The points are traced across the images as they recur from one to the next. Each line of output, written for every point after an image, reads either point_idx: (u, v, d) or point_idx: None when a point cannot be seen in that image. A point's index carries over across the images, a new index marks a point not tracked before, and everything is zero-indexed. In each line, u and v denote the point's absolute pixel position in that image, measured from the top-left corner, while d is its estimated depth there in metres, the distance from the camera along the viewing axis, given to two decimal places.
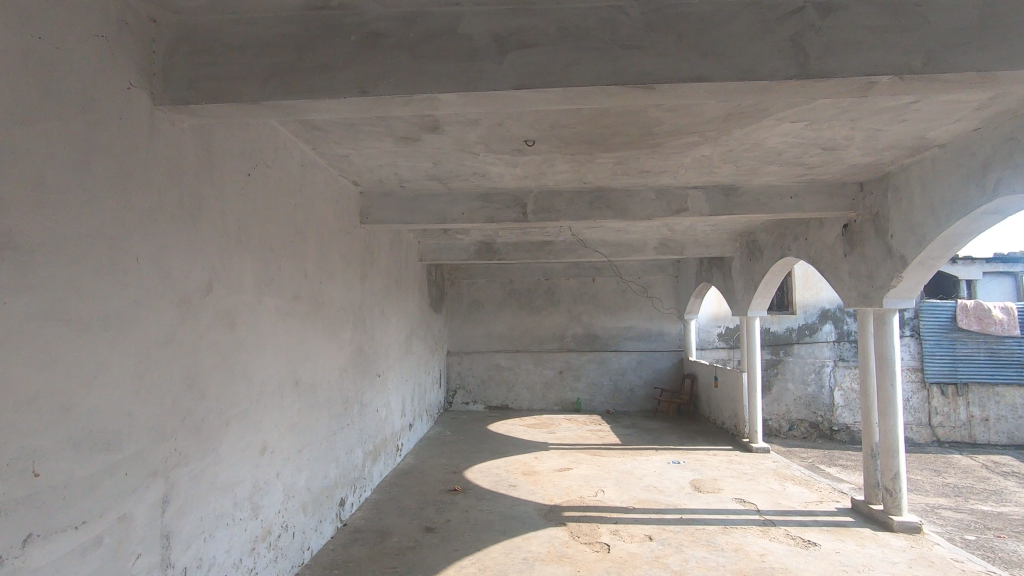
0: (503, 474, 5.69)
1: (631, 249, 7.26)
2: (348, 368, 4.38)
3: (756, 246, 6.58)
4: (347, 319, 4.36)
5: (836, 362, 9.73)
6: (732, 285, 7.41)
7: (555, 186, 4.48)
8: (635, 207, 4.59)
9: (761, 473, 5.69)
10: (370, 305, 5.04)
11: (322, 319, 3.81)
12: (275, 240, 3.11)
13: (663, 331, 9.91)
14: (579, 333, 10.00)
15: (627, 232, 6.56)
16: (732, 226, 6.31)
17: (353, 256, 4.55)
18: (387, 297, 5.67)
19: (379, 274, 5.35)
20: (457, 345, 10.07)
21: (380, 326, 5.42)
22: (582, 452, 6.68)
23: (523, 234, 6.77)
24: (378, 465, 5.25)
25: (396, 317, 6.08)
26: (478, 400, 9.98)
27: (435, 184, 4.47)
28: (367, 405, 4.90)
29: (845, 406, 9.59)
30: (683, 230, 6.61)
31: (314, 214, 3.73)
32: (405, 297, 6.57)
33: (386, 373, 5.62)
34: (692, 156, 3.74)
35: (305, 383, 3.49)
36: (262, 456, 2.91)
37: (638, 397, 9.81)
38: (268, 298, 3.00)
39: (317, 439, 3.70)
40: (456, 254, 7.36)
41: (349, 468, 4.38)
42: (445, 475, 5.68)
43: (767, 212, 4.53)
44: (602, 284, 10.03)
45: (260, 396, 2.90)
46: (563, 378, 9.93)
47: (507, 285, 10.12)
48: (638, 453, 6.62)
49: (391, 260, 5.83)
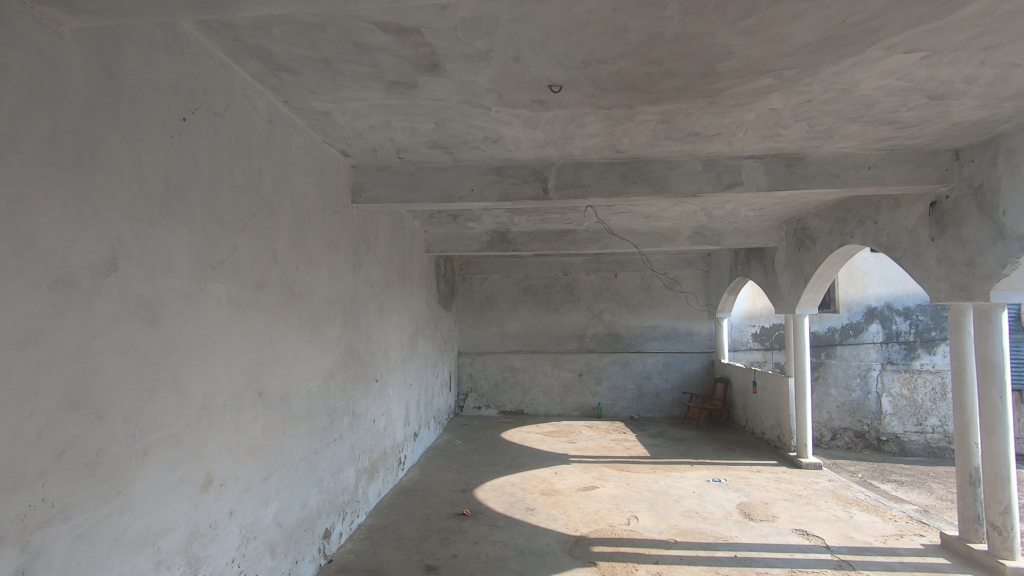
0: (518, 494, 4.97)
1: (662, 239, 6.49)
2: (336, 373, 3.70)
3: (807, 234, 5.78)
4: (334, 314, 3.69)
5: (884, 365, 8.89)
6: (774, 280, 6.61)
7: (582, 156, 3.75)
8: (678, 181, 3.83)
9: (820, 497, 4.89)
10: (365, 299, 4.36)
11: (299, 314, 3.13)
12: (229, 212, 2.42)
13: (691, 331, 9.11)
14: (600, 332, 9.24)
15: (658, 217, 5.80)
16: (781, 210, 5.52)
17: (342, 241, 3.86)
18: (387, 290, 4.99)
19: (377, 263, 4.68)
20: (469, 345, 9.37)
21: (379, 324, 4.74)
22: (607, 467, 5.93)
23: (541, 221, 6.05)
24: (375, 483, 4.57)
25: (398, 314, 5.39)
26: (491, 404, 9.27)
27: (439, 154, 3.77)
28: (361, 415, 4.23)
29: (894, 414, 8.73)
30: (722, 215, 5.84)
31: (289, 183, 3.04)
32: (408, 292, 5.87)
33: (386, 377, 4.95)
34: (758, 111, 2.99)
35: (274, 393, 2.81)
36: (207, 491, 2.23)
37: (665, 402, 9.02)
38: (218, 285, 2.32)
39: (293, 461, 3.02)
40: (467, 245, 6.67)
41: (336, 491, 3.70)
42: (452, 494, 4.97)
43: (839, 186, 3.74)
44: (624, 279, 9.26)
45: (203, 412, 2.22)
46: (583, 381, 9.19)
47: (522, 281, 9.40)
48: (671, 468, 5.86)
49: (391, 249, 5.14)
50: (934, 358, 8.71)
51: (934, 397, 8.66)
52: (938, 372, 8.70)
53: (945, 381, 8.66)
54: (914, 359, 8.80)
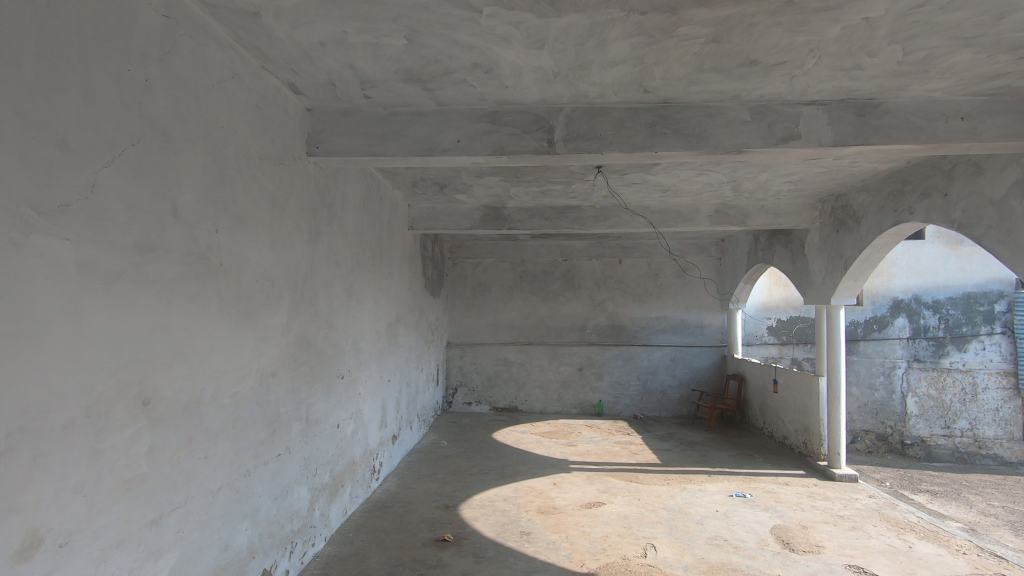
0: (511, 513, 4.21)
1: (679, 217, 5.70)
2: (280, 371, 2.90)
3: (847, 213, 5.02)
4: (278, 296, 2.87)
5: (910, 363, 8.18)
6: (804, 266, 5.85)
7: (599, 96, 2.94)
8: (719, 133, 3.03)
9: (866, 520, 4.17)
10: (327, 280, 3.55)
11: (219, 292, 2.32)
12: (80, 134, 1.62)
13: (702, 323, 8.36)
14: (602, 324, 8.48)
15: (677, 190, 5.03)
16: (821, 183, 4.74)
17: (293, 202, 3.05)
18: (358, 269, 4.19)
19: (344, 235, 3.86)
20: (459, 335, 8.59)
21: (347, 309, 3.94)
22: (613, 477, 5.18)
23: (541, 193, 5.24)
24: (338, 501, 3.79)
25: (373, 299, 4.58)
26: (483, 400, 8.50)
27: (417, 93, 2.95)
28: (319, 421, 3.43)
29: (920, 416, 8.02)
30: (751, 189, 5.05)
31: (205, 111, 2.22)
32: (387, 273, 5.07)
33: (356, 373, 4.15)
34: (847, 23, 2.19)
35: (174, 402, 2.02)
36: (27, 560, 1.44)
37: (672, 400, 8.28)
38: (50, 242, 1.51)
39: (208, 492, 2.23)
40: (456, 222, 5.84)
41: (280, 520, 2.92)
42: (434, 512, 4.19)
43: (923, 142, 2.96)
44: (630, 266, 8.49)
45: (19, 439, 1.42)
46: (583, 377, 8.43)
47: (518, 267, 8.62)
48: (685, 480, 5.12)
49: (364, 222, 4.33)
50: (964, 355, 8.03)
51: (964, 399, 7.96)
52: (968, 371, 8.01)
53: (976, 381, 7.97)
54: (943, 357, 8.10)
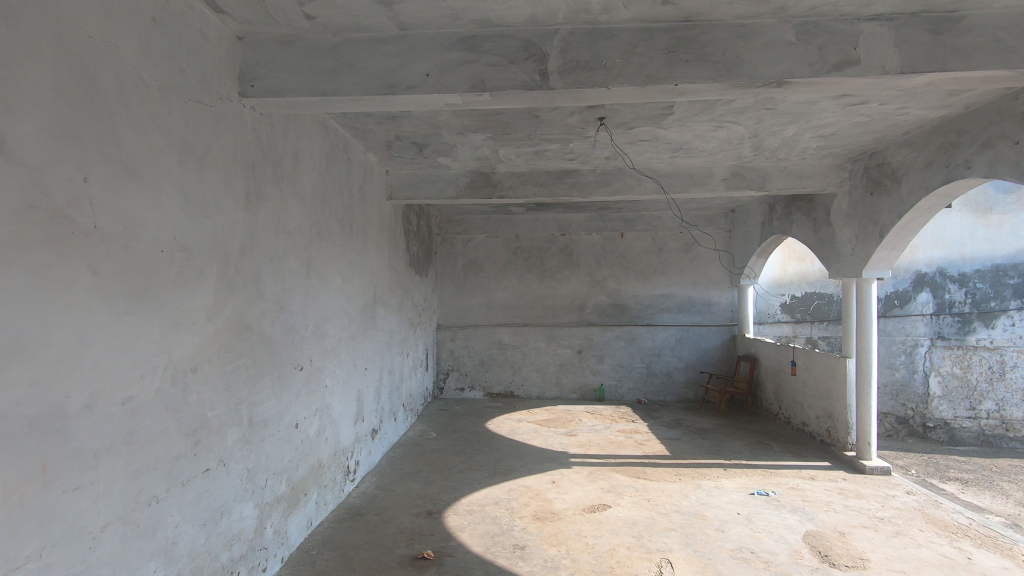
0: (503, 520, 3.67)
1: (691, 181, 5.06)
2: (207, 365, 2.30)
3: (884, 173, 4.42)
4: (198, 271, 2.26)
5: (933, 341, 7.67)
6: (828, 236, 5.24)
7: (605, 9, 2.29)
8: (756, 59, 2.40)
9: (910, 523, 3.64)
10: (274, 254, 2.93)
11: (91, 264, 1.70)
12: None
13: (709, 301, 7.80)
14: (603, 303, 7.91)
15: (690, 147, 4.39)
16: (857, 137, 4.11)
17: (218, 152, 2.41)
18: (320, 242, 3.57)
19: (298, 201, 3.23)
20: (450, 317, 8.02)
21: (305, 289, 3.32)
22: (618, 473, 4.65)
23: (534, 154, 4.60)
24: (298, 513, 3.24)
25: (341, 276, 3.97)
26: (476, 385, 7.96)
27: (372, 9, 2.31)
28: (269, 423, 2.85)
29: (943, 397, 7.49)
30: (774, 147, 4.42)
31: (56, 10, 1.59)
32: (360, 248, 4.45)
33: (320, 363, 3.56)
34: None
35: (7, 418, 1.43)
36: None
37: (678, 383, 7.75)
38: None
39: (80, 535, 1.65)
40: (440, 190, 5.19)
41: (213, 551, 2.34)
42: (414, 520, 3.65)
43: (1015, 65, 2.33)
44: (632, 240, 7.88)
45: None
46: (583, 359, 7.87)
47: (512, 243, 8.02)
48: (698, 475, 4.59)
49: (327, 186, 3.70)
50: (992, 332, 7.43)
51: (991, 378, 7.36)
52: (996, 349, 7.41)
53: (1004, 359, 7.35)
54: (969, 334, 7.53)
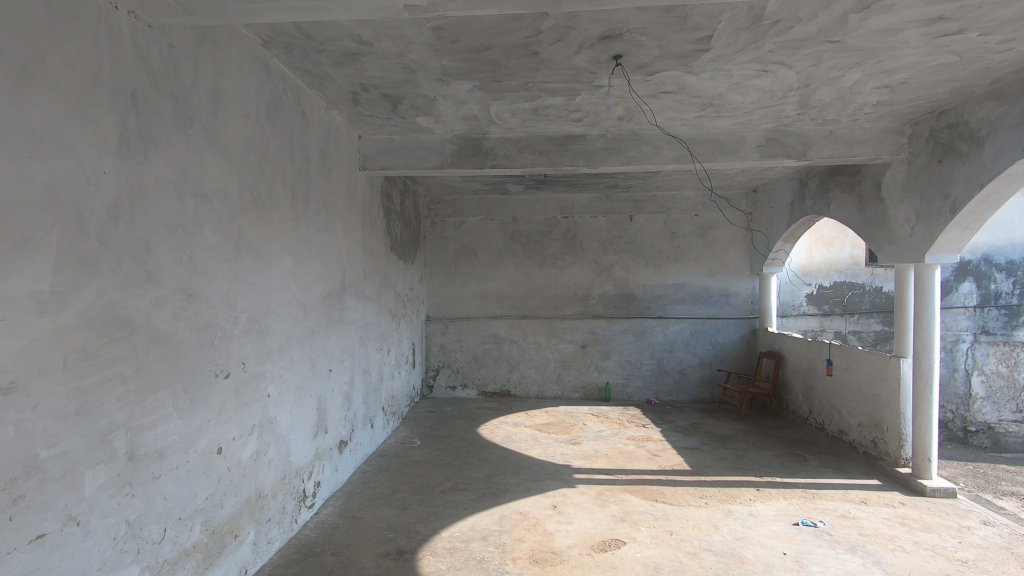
0: (492, 563, 2.92)
1: (718, 148, 4.27)
2: (37, 382, 1.54)
3: (957, 135, 3.64)
4: (15, 240, 1.48)
5: (976, 336, 6.91)
6: (879, 215, 4.45)
7: None
8: None
9: (1002, 570, 2.90)
10: (177, 223, 2.15)
11: None
12: None
13: (727, 291, 7.03)
14: (610, 293, 7.14)
15: (722, 102, 3.61)
16: (929, 88, 3.33)
17: (61, 66, 1.62)
18: (258, 213, 2.79)
19: (220, 157, 2.45)
20: (441, 308, 7.26)
21: (232, 273, 2.54)
22: (632, 494, 3.91)
23: (532, 112, 3.81)
24: (224, 563, 2.49)
25: (292, 258, 3.20)
26: (469, 384, 7.22)
27: None
28: (167, 453, 2.09)
29: (986, 398, 6.73)
30: (824, 103, 3.64)
31: None
32: (321, 225, 3.67)
33: (258, 368, 2.80)
34: None
35: None
36: None
37: (692, 382, 7.00)
38: None
39: None
40: (421, 159, 4.38)
41: None
42: (379, 564, 2.90)
43: None
44: (642, 224, 7.10)
45: None
46: (587, 355, 7.12)
47: (508, 226, 7.23)
48: (726, 498, 3.84)
49: (269, 144, 2.92)
50: None
51: None
52: None
53: None
54: (1017, 329, 6.80)
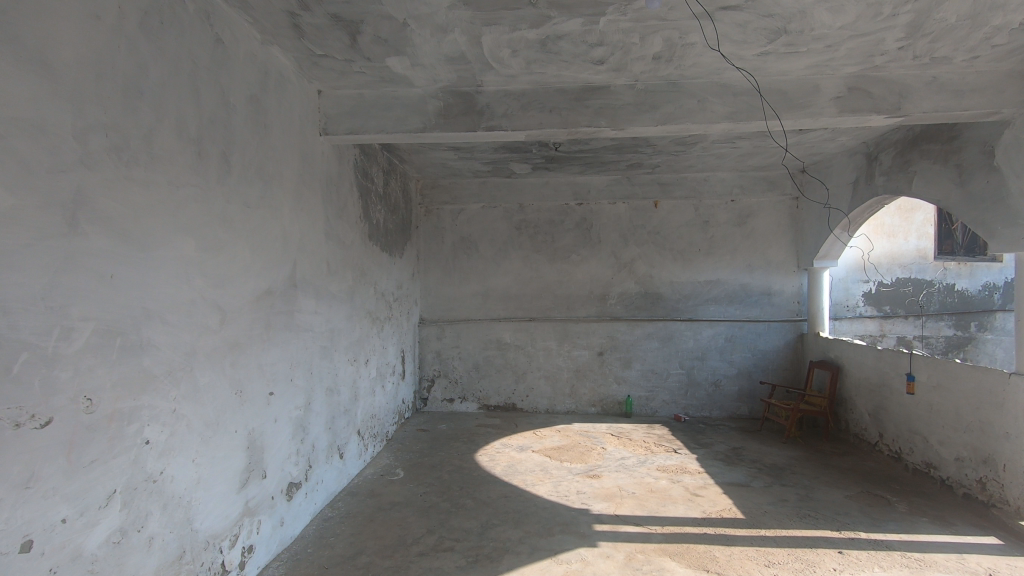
0: None
1: (784, 101, 3.26)
2: None
3: None
4: None
5: None
6: (989, 191, 3.43)
7: None
8: None
9: None
10: None
11: None
12: None
13: (770, 290, 6.00)
14: (631, 291, 6.14)
15: (801, 27, 2.61)
16: None
17: None
18: (123, 171, 1.85)
19: (25, 69, 1.51)
20: (436, 309, 6.32)
21: (57, 259, 1.60)
22: (672, 559, 2.93)
23: (539, 48, 2.83)
24: None
25: (198, 241, 2.26)
26: (468, 396, 6.26)
27: None
28: None
29: None
30: (943, 27, 2.62)
31: None
32: (255, 200, 2.73)
33: (125, 403, 1.86)
34: None
35: None
36: None
37: (728, 396, 5.98)
38: None
39: None
40: (397, 120, 3.43)
41: None
42: None
43: None
44: (669, 211, 6.09)
45: None
46: (605, 364, 6.13)
47: (514, 215, 6.26)
48: (802, 568, 2.84)
49: (149, 70, 1.97)
50: None
51: None
52: None
53: None
54: None
